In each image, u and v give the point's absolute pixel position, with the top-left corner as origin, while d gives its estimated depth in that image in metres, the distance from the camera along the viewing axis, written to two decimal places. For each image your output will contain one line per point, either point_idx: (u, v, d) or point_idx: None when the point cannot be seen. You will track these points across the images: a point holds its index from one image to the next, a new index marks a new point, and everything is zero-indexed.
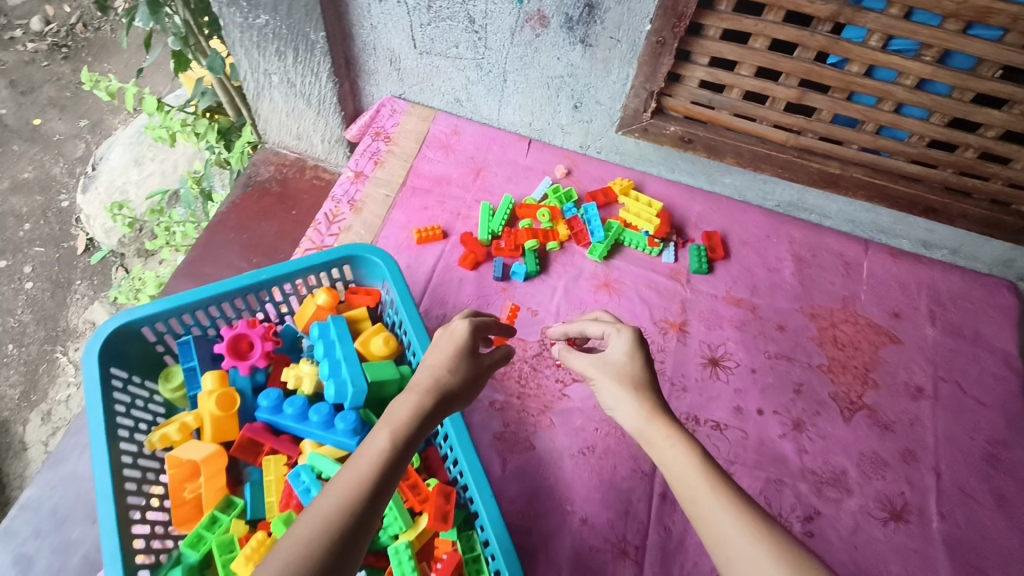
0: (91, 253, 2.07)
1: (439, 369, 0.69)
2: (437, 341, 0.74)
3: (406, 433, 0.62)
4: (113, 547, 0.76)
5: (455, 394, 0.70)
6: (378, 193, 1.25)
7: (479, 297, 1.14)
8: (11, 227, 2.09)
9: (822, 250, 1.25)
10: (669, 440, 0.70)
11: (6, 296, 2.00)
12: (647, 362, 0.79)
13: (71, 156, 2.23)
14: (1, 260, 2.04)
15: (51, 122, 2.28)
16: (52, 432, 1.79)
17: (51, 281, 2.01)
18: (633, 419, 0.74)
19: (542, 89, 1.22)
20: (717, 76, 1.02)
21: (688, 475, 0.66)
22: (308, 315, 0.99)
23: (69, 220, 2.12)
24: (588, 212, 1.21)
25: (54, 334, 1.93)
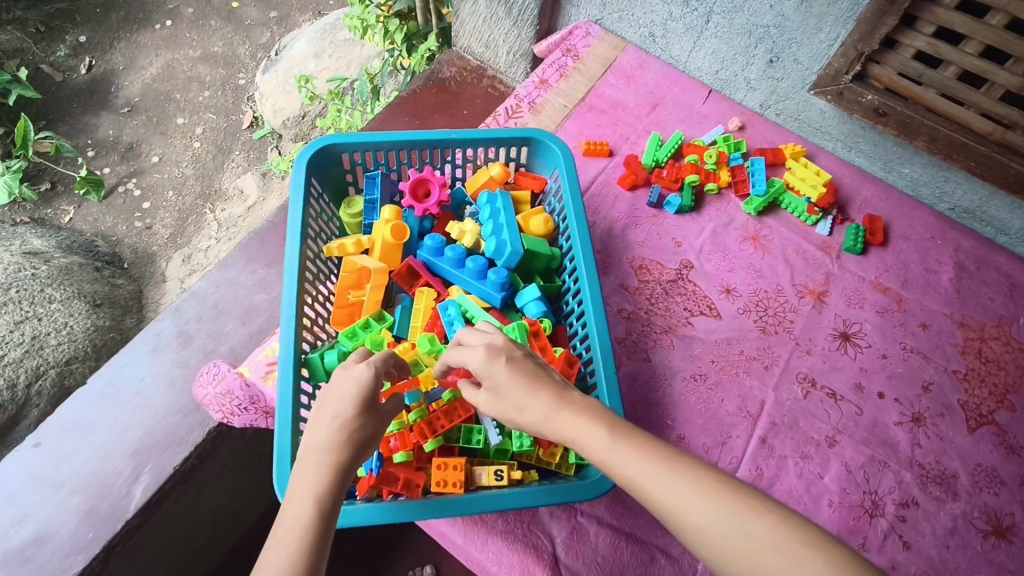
0: (254, 130, 2.27)
1: (347, 424, 0.63)
2: (331, 385, 0.67)
3: (325, 502, 0.58)
4: (290, 313, 0.88)
5: (378, 440, 0.65)
6: (557, 103, 1.32)
7: (629, 216, 1.18)
8: (194, 91, 2.33)
9: (988, 265, 1.19)
10: (584, 431, 0.61)
11: (175, 149, 2.21)
12: (517, 359, 0.67)
13: (256, 41, 2.46)
14: (178, 117, 2.27)
15: (245, 8, 2.52)
16: (190, 272, 1.97)
17: (215, 146, 2.22)
18: (536, 424, 0.64)
19: (741, 38, 1.23)
20: (937, 49, 0.99)
21: (613, 462, 0.58)
22: (479, 183, 1.07)
23: (242, 97, 2.34)
24: (755, 164, 1.22)
25: (208, 192, 2.13)
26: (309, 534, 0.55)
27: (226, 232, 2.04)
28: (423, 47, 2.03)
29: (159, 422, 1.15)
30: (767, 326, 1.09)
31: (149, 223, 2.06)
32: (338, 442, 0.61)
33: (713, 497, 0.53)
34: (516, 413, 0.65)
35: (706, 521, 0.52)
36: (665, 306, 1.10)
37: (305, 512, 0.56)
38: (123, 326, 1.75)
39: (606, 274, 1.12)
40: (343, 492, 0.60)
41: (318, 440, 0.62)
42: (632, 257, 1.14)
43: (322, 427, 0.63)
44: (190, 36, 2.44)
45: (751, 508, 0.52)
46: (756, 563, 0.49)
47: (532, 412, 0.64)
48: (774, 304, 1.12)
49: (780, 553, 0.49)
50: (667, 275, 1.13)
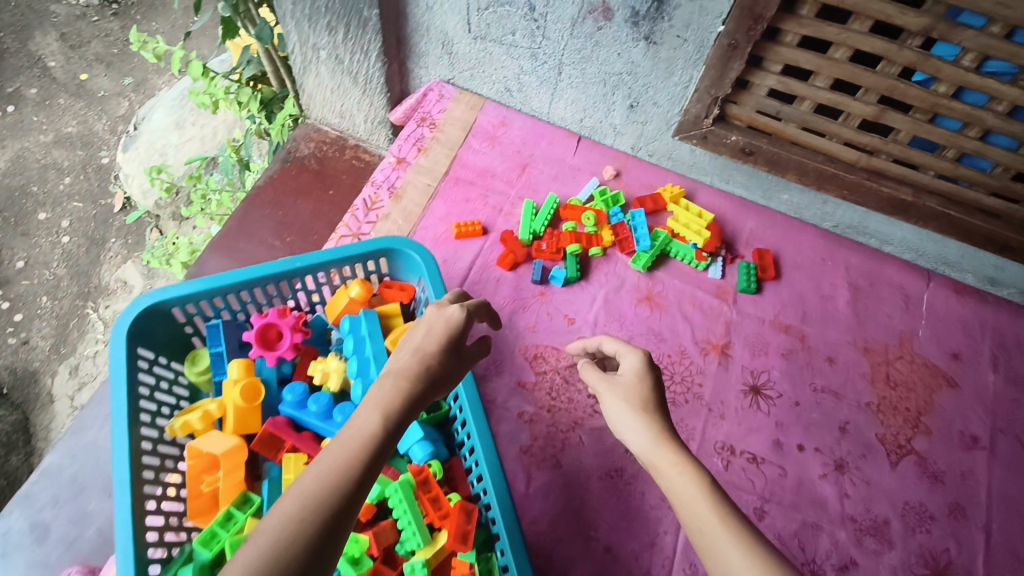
0: (128, 212, 2.03)
1: (428, 355, 0.66)
2: (426, 319, 0.71)
3: (398, 414, 0.60)
4: (125, 540, 0.72)
5: (443, 378, 0.67)
6: (420, 181, 1.19)
7: (515, 300, 1.09)
8: (52, 180, 2.05)
9: (880, 280, 1.18)
10: (677, 468, 0.63)
11: (42, 249, 1.94)
12: (658, 387, 0.73)
13: (114, 113, 2.19)
14: (40, 212, 2.00)
15: (96, 78, 2.24)
16: (80, 387, 1.75)
17: (87, 237, 1.98)
18: (637, 438, 0.68)
19: (598, 86, 1.16)
20: (788, 86, 0.94)
21: (695, 510, 0.59)
22: (340, 307, 0.95)
23: (109, 177, 2.09)
24: (635, 218, 1.15)
25: (88, 290, 1.90)
26: (375, 439, 0.56)
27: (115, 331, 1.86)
28: (285, 112, 1.82)
29: None
30: (676, 397, 1.03)
31: (26, 337, 1.81)
32: (417, 368, 0.65)
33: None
34: (621, 417, 0.71)
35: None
36: (568, 397, 1.01)
37: (377, 415, 0.58)
38: (8, 467, 1.60)
39: (499, 375, 1.02)
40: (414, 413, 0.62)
41: (398, 363, 0.66)
42: (525, 347, 1.05)
43: (403, 356, 0.66)
44: (38, 119, 2.14)
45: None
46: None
47: (639, 431, 0.69)
48: (679, 369, 1.06)
49: None
50: (565, 361, 1.04)
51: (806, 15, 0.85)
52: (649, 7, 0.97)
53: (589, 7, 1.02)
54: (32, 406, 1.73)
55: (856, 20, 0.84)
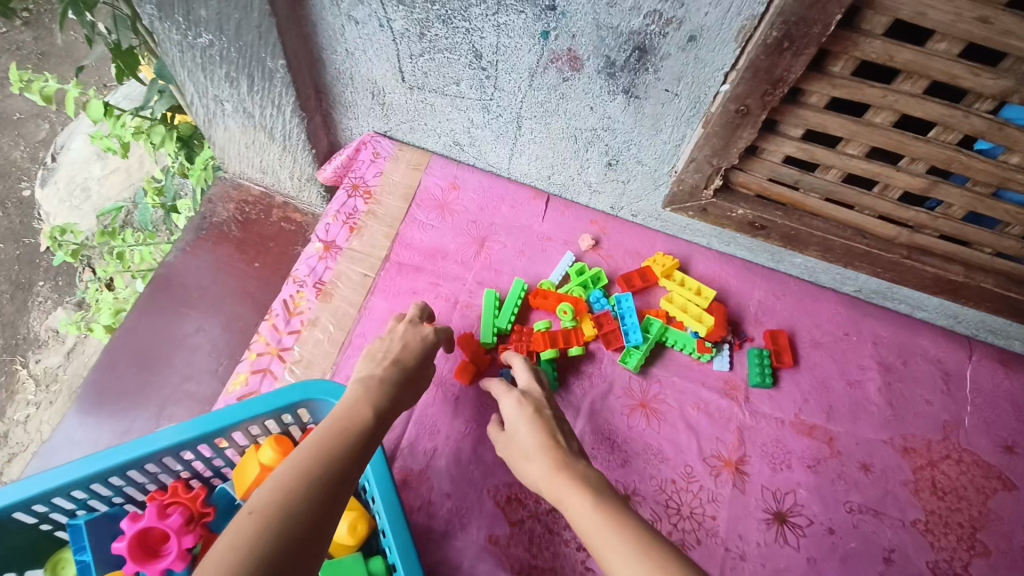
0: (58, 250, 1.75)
1: (397, 357, 0.78)
2: (400, 330, 0.83)
3: (378, 406, 0.69)
4: None
5: (418, 380, 0.78)
6: (353, 272, 0.97)
7: (480, 422, 0.88)
8: None
9: (914, 355, 0.99)
10: (567, 481, 0.65)
11: None
12: (543, 418, 0.75)
13: (32, 138, 1.89)
14: None
15: (9, 99, 1.92)
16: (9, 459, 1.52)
17: (10, 282, 1.69)
18: (534, 461, 0.70)
19: (567, 141, 0.94)
20: (812, 154, 0.74)
21: (590, 529, 0.59)
22: (249, 480, 0.73)
23: (32, 214, 1.80)
24: (622, 304, 0.94)
25: (14, 342, 1.63)
26: (364, 427, 0.64)
27: (47, 390, 1.60)
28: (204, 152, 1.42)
29: None
30: (686, 538, 0.83)
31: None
32: (395, 373, 0.75)
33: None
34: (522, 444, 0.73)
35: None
36: (551, 552, 0.81)
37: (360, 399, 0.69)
38: None
39: (464, 531, 0.81)
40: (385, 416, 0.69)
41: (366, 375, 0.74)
42: (495, 486, 0.84)
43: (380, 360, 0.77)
44: None
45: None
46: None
47: (536, 470, 0.70)
48: (686, 498, 0.86)
49: None
50: (545, 502, 0.83)
51: (840, 74, 0.65)
52: (629, 56, 0.75)
53: (552, 55, 0.79)
54: None
55: (906, 79, 0.63)
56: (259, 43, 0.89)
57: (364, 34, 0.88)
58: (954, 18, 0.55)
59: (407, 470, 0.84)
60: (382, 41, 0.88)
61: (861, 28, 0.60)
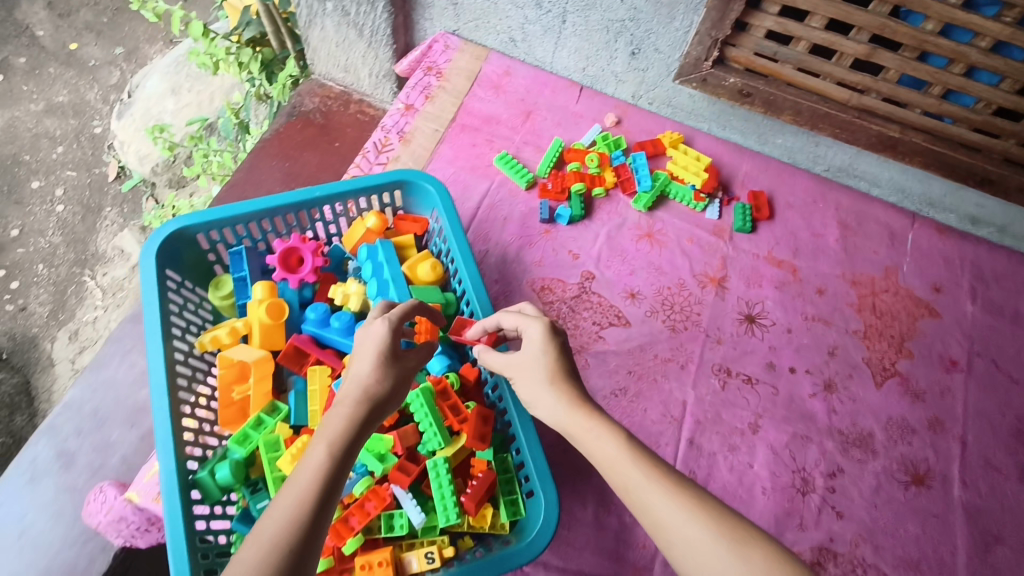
0: (122, 181, 2.00)
1: (368, 380, 0.65)
2: (360, 341, 0.70)
3: (342, 450, 0.60)
4: (166, 436, 0.79)
5: (382, 405, 0.66)
6: (427, 127, 1.24)
7: (522, 237, 1.14)
8: (44, 149, 2.01)
9: (868, 219, 1.24)
10: (594, 431, 0.69)
11: (36, 218, 1.92)
12: (561, 357, 0.75)
13: (105, 83, 2.13)
14: (33, 181, 1.96)
15: (86, 47, 2.17)
16: (81, 350, 1.74)
17: (82, 205, 1.94)
18: (555, 413, 0.72)
19: (601, 33, 1.20)
20: (785, 27, 1.00)
21: (620, 467, 0.66)
22: (357, 238, 1.00)
23: (102, 147, 2.04)
24: (637, 160, 1.21)
25: (83, 258, 1.87)
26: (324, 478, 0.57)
27: (113, 296, 1.83)
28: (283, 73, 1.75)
29: (55, 559, 1.03)
30: (676, 324, 1.09)
31: (24, 304, 1.80)
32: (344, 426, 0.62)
33: (686, 507, 0.61)
34: (534, 393, 0.74)
35: (669, 515, 0.62)
36: (573, 324, 1.07)
37: (319, 454, 0.59)
38: (14, 426, 1.63)
39: (508, 304, 1.08)
40: (359, 442, 0.62)
41: (342, 393, 0.65)
42: (532, 279, 1.10)
43: (349, 379, 0.66)
44: (27, 88, 2.08)
45: (738, 538, 0.59)
46: (707, 558, 0.59)
47: (554, 405, 0.73)
48: (679, 299, 1.12)
49: (707, 523, 0.60)
50: (570, 292, 1.10)
51: None
52: None
53: None
54: (33, 370, 1.72)
55: None
56: None
57: None
58: None
59: None
60: None
61: None
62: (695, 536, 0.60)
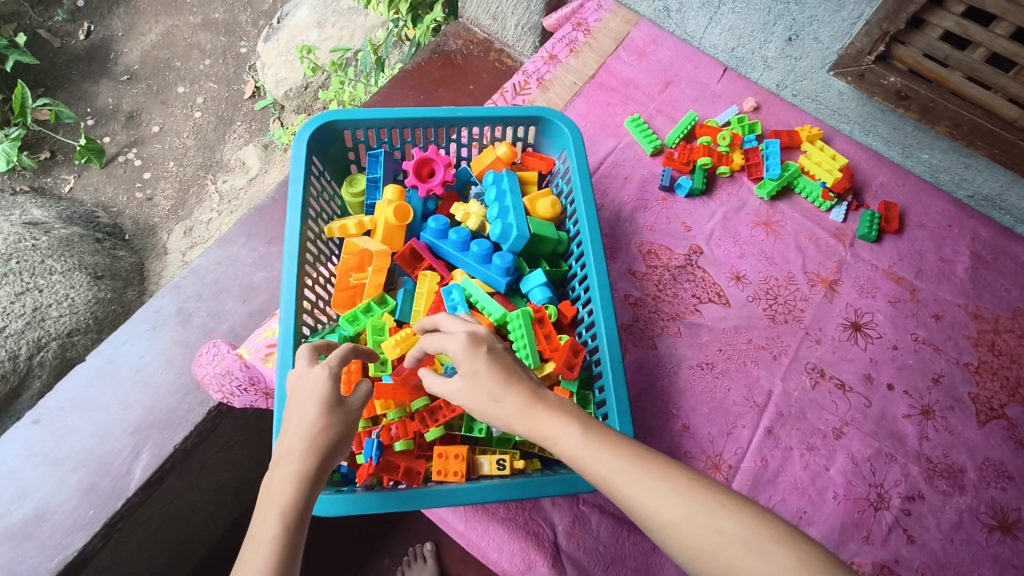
0: (256, 100, 2.13)
1: (311, 431, 0.60)
2: (297, 391, 0.63)
3: (294, 521, 0.55)
4: (290, 296, 0.86)
5: (339, 455, 0.60)
6: (566, 79, 1.27)
7: (639, 200, 1.15)
8: (194, 59, 2.17)
9: (1005, 255, 1.16)
10: (553, 430, 0.58)
11: (176, 119, 2.08)
12: (495, 361, 0.62)
13: (257, 8, 2.28)
14: (179, 86, 2.13)
15: None
16: (191, 246, 1.85)
17: (217, 116, 2.09)
18: (510, 422, 0.60)
19: (761, 13, 1.18)
20: (965, 30, 0.95)
21: (583, 460, 0.56)
22: (485, 163, 1.04)
23: (244, 67, 2.18)
24: (769, 147, 1.17)
25: (209, 163, 2.01)
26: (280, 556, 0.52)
27: (228, 205, 1.93)
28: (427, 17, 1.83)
29: (159, 401, 1.14)
30: (776, 314, 1.07)
31: (151, 195, 1.95)
32: (296, 497, 0.56)
33: (660, 478, 0.53)
34: (481, 411, 0.61)
35: (646, 500, 0.52)
36: (673, 292, 1.08)
37: (271, 531, 0.54)
38: (125, 298, 1.65)
39: (613, 260, 1.10)
40: (311, 504, 0.57)
41: (285, 451, 0.59)
42: (641, 241, 1.12)
43: (290, 435, 0.60)
44: (191, 2, 2.27)
45: (718, 503, 0.51)
46: (692, 536, 0.50)
47: (505, 411, 0.61)
48: (784, 291, 1.10)
49: (687, 494, 0.52)
50: (676, 261, 1.10)
51: None
52: None
53: None
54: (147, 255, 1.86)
55: None
56: None
57: None
58: None
59: None
60: None
61: None
62: (675, 514, 0.51)
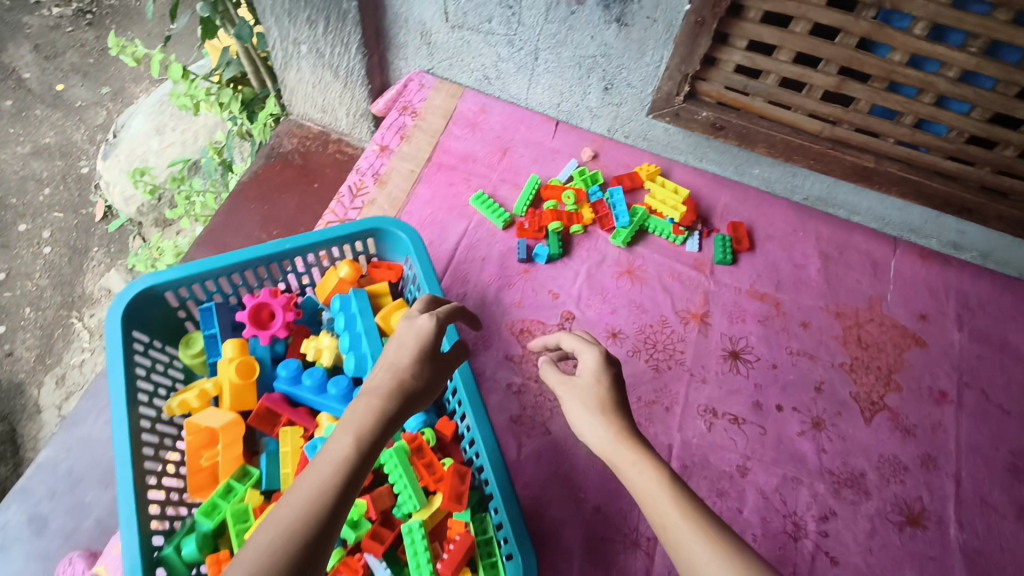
0: (109, 221, 1.93)
1: (404, 370, 0.63)
2: (399, 330, 0.68)
3: (369, 443, 0.57)
4: (129, 510, 0.75)
5: (420, 401, 0.64)
6: (403, 167, 1.22)
7: (501, 277, 1.12)
8: (31, 192, 1.94)
9: (849, 248, 1.23)
10: (636, 466, 0.65)
11: (22, 260, 1.85)
12: (616, 384, 0.72)
13: (92, 122, 2.07)
14: (19, 223, 1.90)
15: (73, 88, 2.12)
16: (66, 397, 1.65)
17: (69, 247, 1.87)
18: (601, 441, 0.69)
19: (573, 69, 1.20)
20: (753, 61, 1.00)
21: (658, 506, 0.60)
22: (330, 287, 0.98)
23: (89, 187, 1.98)
24: (614, 195, 1.19)
25: (71, 299, 1.80)
26: (347, 466, 0.54)
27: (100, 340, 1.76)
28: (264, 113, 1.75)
29: None
30: (659, 363, 1.07)
31: (10, 348, 1.71)
32: (371, 418, 0.59)
33: (725, 549, 0.55)
34: (583, 416, 0.71)
35: (705, 557, 0.55)
36: None
37: (346, 445, 0.55)
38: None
39: (488, 350, 1.05)
40: (384, 440, 0.59)
41: (376, 383, 0.62)
42: (511, 322, 1.08)
43: (382, 370, 0.63)
44: (13, 130, 2.03)
45: None
46: None
47: (602, 434, 0.69)
48: (661, 337, 1.10)
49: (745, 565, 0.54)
50: (550, 334, 1.07)
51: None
52: None
53: None
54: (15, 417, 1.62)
55: None
56: None
57: None
58: None
59: None
60: None
61: None
62: None
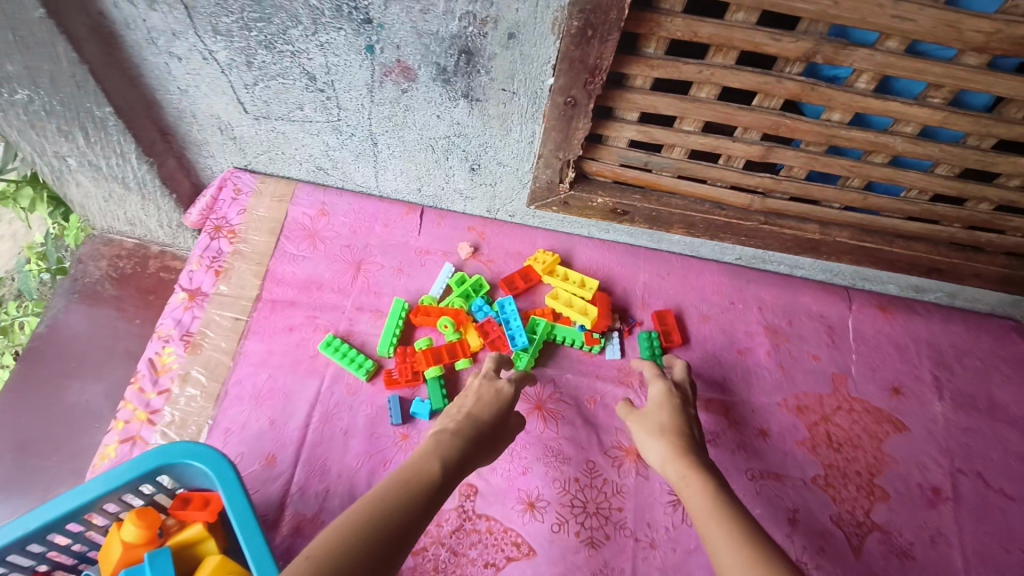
0: None
1: (477, 413, 0.74)
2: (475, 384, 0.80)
3: (450, 463, 0.64)
4: None
5: (487, 444, 0.72)
6: (223, 318, 0.92)
7: (372, 454, 0.84)
8: None
9: (798, 314, 1.01)
10: (687, 480, 0.68)
11: None
12: (678, 411, 0.78)
13: None
14: None
15: None
16: None
17: None
18: (660, 459, 0.74)
19: (425, 152, 0.92)
20: (652, 136, 0.75)
21: (703, 517, 0.62)
22: (114, 559, 0.68)
23: None
24: (504, 307, 0.93)
25: None
26: (434, 477, 0.60)
27: None
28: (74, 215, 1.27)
29: None
30: (594, 535, 0.83)
31: None
32: (457, 443, 0.68)
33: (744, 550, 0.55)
34: (645, 439, 0.77)
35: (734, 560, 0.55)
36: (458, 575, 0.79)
37: (432, 461, 0.63)
38: None
39: None
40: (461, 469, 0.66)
41: (455, 423, 0.71)
42: None
43: (460, 411, 0.74)
44: None
45: None
46: None
47: (660, 456, 0.74)
48: (592, 494, 0.85)
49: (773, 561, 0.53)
50: (448, 526, 0.81)
51: (655, 55, 0.66)
52: (457, 60, 0.74)
53: (383, 69, 0.77)
54: None
55: (717, 52, 0.65)
56: (79, 93, 0.84)
57: (193, 70, 0.84)
58: (727, 30, 0.61)
59: (299, 516, 0.80)
60: (211, 74, 0.84)
61: (662, 8, 0.61)
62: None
